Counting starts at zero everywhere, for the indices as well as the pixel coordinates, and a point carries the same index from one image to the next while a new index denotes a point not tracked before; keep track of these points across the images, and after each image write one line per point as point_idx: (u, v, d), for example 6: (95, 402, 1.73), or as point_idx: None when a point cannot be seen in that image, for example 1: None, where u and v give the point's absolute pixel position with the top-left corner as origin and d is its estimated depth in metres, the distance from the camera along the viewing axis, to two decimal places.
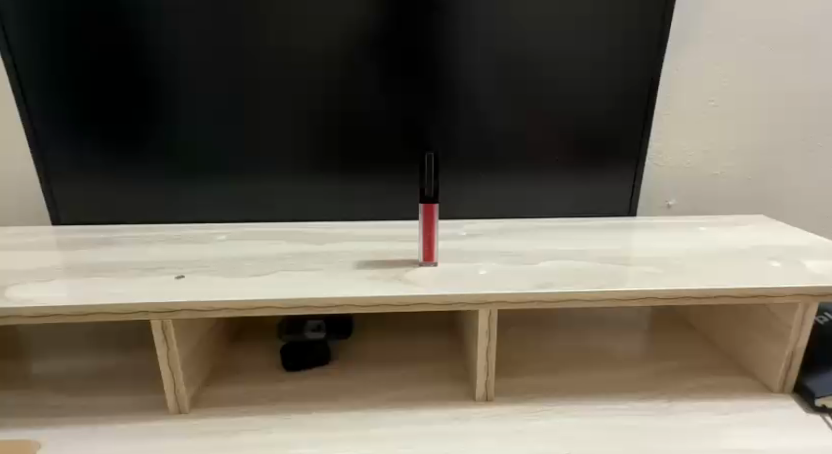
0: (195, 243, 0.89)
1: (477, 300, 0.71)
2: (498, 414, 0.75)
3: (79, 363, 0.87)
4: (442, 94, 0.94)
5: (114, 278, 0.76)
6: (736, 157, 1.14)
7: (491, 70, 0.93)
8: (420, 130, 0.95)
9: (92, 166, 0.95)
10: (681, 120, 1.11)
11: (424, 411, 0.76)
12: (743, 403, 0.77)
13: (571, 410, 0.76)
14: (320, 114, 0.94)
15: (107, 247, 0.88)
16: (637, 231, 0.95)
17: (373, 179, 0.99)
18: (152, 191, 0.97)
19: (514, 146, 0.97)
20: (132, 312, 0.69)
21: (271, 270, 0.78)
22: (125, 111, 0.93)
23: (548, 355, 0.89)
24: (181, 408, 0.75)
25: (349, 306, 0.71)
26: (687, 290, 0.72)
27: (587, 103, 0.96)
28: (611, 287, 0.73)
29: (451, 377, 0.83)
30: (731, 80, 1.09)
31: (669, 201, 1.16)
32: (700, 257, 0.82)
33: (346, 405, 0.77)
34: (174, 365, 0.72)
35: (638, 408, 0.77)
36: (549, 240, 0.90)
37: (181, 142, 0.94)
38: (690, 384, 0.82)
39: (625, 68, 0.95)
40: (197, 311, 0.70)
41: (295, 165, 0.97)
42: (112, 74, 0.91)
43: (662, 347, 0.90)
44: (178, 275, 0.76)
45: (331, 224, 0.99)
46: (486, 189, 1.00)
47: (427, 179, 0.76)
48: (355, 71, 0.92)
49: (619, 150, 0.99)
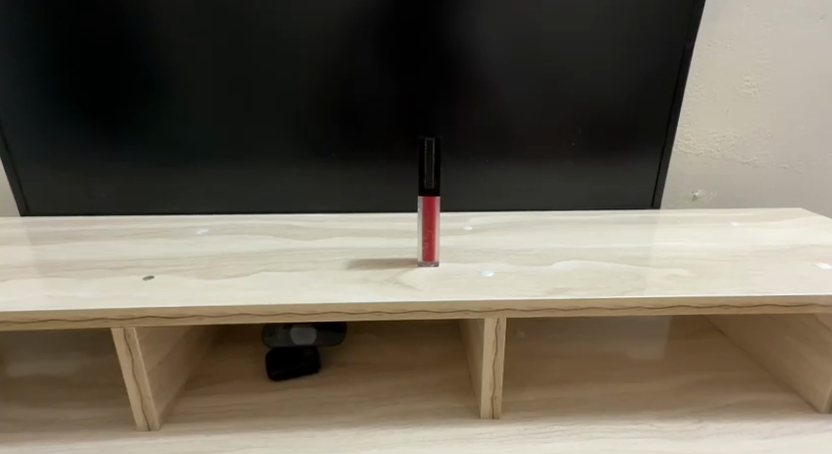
0: (172, 238, 0.81)
1: (483, 307, 0.62)
2: (506, 434, 0.67)
3: (46, 368, 0.80)
4: (447, 75, 0.84)
5: (75, 279, 0.67)
6: (772, 145, 1.04)
7: (502, 47, 0.83)
8: (423, 115, 0.86)
9: (61, 152, 0.86)
10: (711, 103, 1.01)
11: (423, 430, 0.68)
12: (785, 425, 0.68)
13: (590, 431, 0.68)
14: (312, 96, 0.85)
15: (75, 241, 0.80)
16: (661, 227, 0.85)
17: (370, 166, 0.89)
18: (129, 179, 0.89)
19: (528, 132, 0.88)
20: (90, 319, 0.61)
21: (253, 270, 0.69)
22: (96, 93, 0.84)
23: (561, 364, 0.80)
24: (150, 424, 0.67)
25: (338, 314, 0.62)
26: (726, 298, 0.63)
27: (610, 85, 0.86)
28: (637, 293, 0.63)
29: (454, 389, 0.75)
30: (769, 59, 0.99)
31: (695, 192, 1.06)
32: (738, 259, 0.73)
33: (336, 422, 0.69)
34: (140, 378, 0.64)
35: (665, 429, 0.68)
36: (565, 236, 0.81)
37: (158, 126, 0.85)
38: (723, 402, 0.73)
39: (653, 45, 0.85)
40: (163, 319, 0.61)
41: (285, 151, 0.88)
42: (80, 51, 0.82)
43: (689, 358, 0.81)
44: (146, 275, 0.68)
45: (323, 217, 0.90)
46: (496, 179, 0.91)
47: (427, 170, 0.66)
48: (350, 49, 0.82)
49: (643, 136, 0.90)
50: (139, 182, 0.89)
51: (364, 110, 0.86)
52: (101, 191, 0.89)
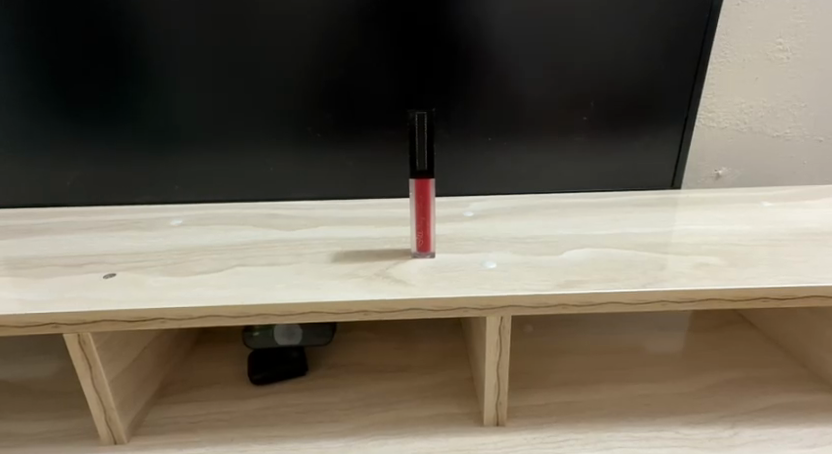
0: (143, 230, 0.74)
1: (484, 305, 0.55)
2: (513, 444, 0.60)
3: (12, 375, 0.73)
4: (444, 43, 0.75)
5: (27, 279, 0.60)
6: (805, 115, 0.95)
7: (506, 10, 0.74)
8: (417, 89, 0.78)
9: (22, 139, 0.79)
10: (739, 70, 0.92)
11: (420, 441, 0.61)
12: (830, 432, 0.60)
13: (608, 441, 0.60)
14: (293, 72, 0.76)
15: (36, 235, 0.73)
16: (682, 209, 0.77)
17: (360, 147, 0.81)
18: (99, 167, 0.81)
19: (536, 105, 0.79)
20: (40, 325, 0.54)
21: (227, 266, 0.62)
22: (55, 71, 0.75)
23: (574, 363, 0.73)
24: (116, 438, 0.60)
25: (318, 315, 0.55)
26: (763, 290, 0.55)
27: (627, 51, 0.77)
28: (660, 286, 0.55)
29: (455, 393, 0.67)
30: (804, 18, 0.89)
31: (719, 171, 0.98)
32: (774, 244, 0.64)
33: (322, 433, 0.62)
34: (101, 389, 0.57)
35: (692, 437, 0.60)
36: (576, 221, 0.73)
37: (127, 108, 0.78)
38: (756, 405, 0.65)
39: (675, 5, 0.75)
40: (122, 323, 0.54)
41: (267, 133, 0.80)
42: (33, 26, 0.73)
43: (715, 354, 0.74)
44: (108, 273, 0.61)
45: (311, 204, 0.82)
46: (500, 159, 0.83)
47: (420, 148, 0.58)
48: (334, 14, 0.73)
49: (663, 108, 0.81)
50: (111, 169, 0.82)
51: (352, 86, 0.77)
52: (68, 181, 0.82)
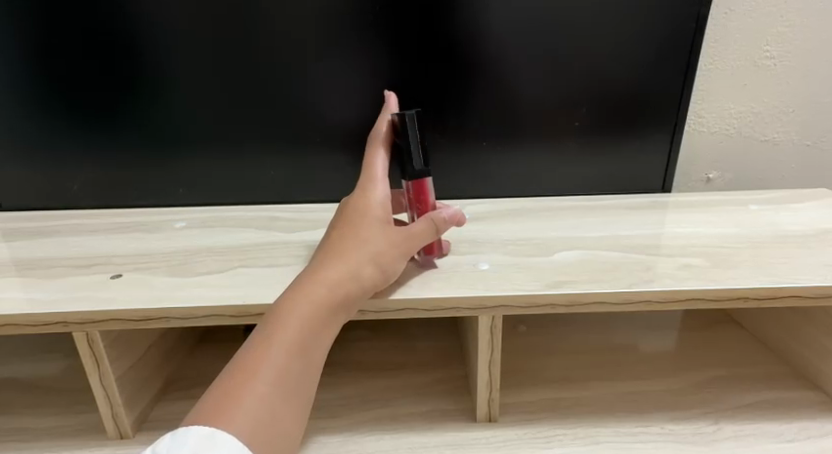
0: (149, 232, 0.76)
1: (475, 305, 0.57)
2: (505, 439, 0.62)
3: (21, 373, 0.76)
4: (440, 51, 0.78)
5: (37, 280, 0.63)
6: (794, 120, 0.97)
7: (499, 18, 0.76)
8: (412, 95, 0.80)
9: (31, 143, 0.81)
10: (728, 76, 0.94)
11: (415, 436, 0.63)
12: (810, 427, 0.63)
13: (596, 436, 0.62)
14: (292, 79, 0.79)
15: (44, 238, 0.75)
16: (672, 212, 0.80)
17: (358, 151, 0.84)
18: (105, 170, 0.84)
19: (529, 111, 0.82)
20: (50, 323, 0.56)
21: (228, 267, 0.64)
22: (62, 78, 0.78)
23: (566, 361, 0.75)
24: (123, 433, 0.62)
25: None
26: (744, 290, 0.57)
27: (617, 57, 0.79)
28: (645, 286, 0.58)
29: (449, 391, 0.70)
30: (792, 25, 0.91)
31: (709, 174, 1.01)
32: (757, 246, 0.67)
33: (320, 428, 0.64)
34: (108, 385, 0.59)
35: (677, 432, 0.63)
36: (568, 223, 0.75)
37: (132, 113, 0.80)
38: (741, 401, 0.67)
39: (664, 15, 0.77)
40: (127, 321, 0.56)
41: (267, 138, 0.82)
42: (43, 35, 0.75)
43: (703, 353, 0.76)
44: (115, 274, 0.63)
45: (311, 207, 0.85)
46: (494, 163, 0.85)
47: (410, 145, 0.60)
48: (332, 22, 0.76)
49: (653, 114, 0.83)
50: (117, 171, 0.84)
51: (349, 92, 0.80)
52: (74, 184, 0.84)
